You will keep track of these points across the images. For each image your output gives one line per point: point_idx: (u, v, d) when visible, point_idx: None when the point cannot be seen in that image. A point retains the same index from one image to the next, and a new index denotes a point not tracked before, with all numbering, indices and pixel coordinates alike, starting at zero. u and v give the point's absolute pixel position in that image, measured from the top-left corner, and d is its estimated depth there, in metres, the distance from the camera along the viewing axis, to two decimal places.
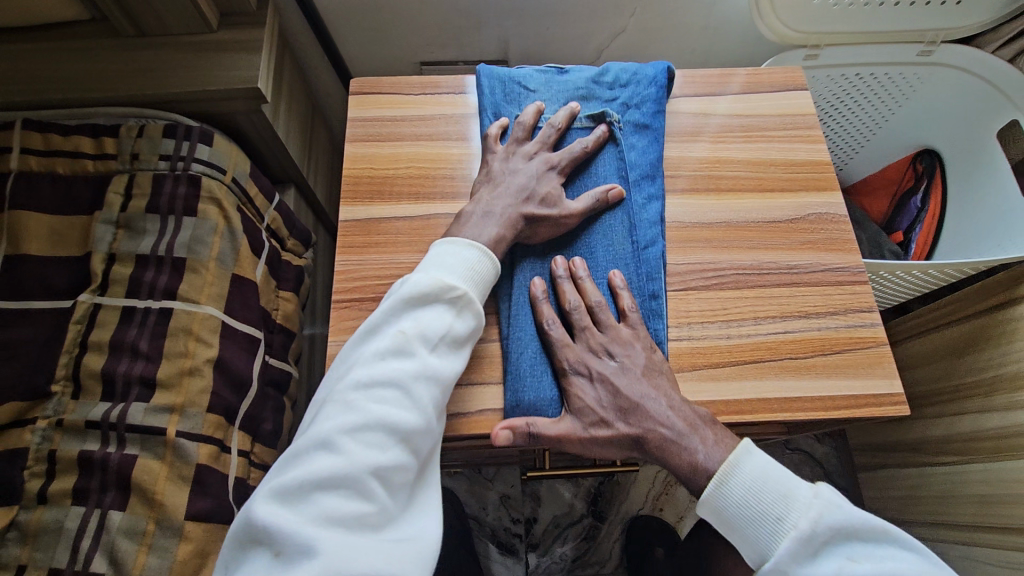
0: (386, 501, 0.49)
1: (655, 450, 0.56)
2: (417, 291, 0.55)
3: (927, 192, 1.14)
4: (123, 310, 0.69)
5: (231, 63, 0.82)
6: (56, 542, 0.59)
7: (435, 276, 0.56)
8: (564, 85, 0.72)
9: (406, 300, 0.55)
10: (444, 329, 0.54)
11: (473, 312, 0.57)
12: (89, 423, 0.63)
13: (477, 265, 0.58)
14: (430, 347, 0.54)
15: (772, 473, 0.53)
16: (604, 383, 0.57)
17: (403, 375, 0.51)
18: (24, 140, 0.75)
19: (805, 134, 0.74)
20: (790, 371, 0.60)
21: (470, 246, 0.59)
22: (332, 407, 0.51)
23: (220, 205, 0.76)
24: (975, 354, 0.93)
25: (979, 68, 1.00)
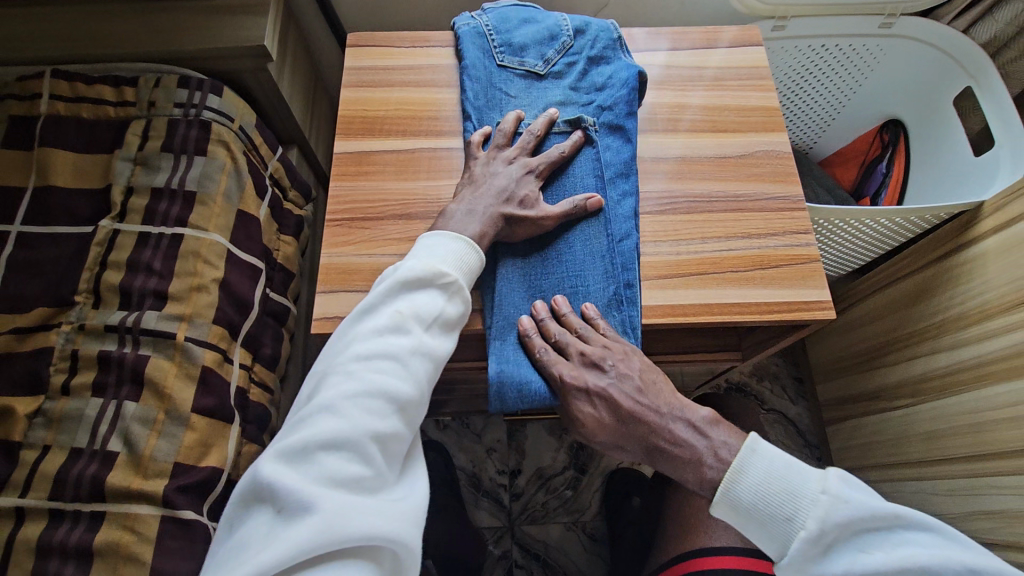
0: (384, 466, 0.50)
1: (668, 462, 0.60)
2: (411, 275, 0.58)
3: (891, 159, 1.21)
4: (139, 234, 0.77)
5: (240, 24, 0.91)
6: (77, 426, 0.66)
7: (427, 264, 0.59)
8: (543, 91, 0.76)
9: (402, 282, 0.57)
10: (438, 309, 0.57)
11: (462, 297, 0.60)
12: (107, 326, 0.71)
13: (465, 256, 0.62)
14: (425, 326, 0.56)
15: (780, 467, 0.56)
16: (605, 398, 0.60)
17: (402, 349, 0.54)
18: (54, 87, 0.83)
19: (760, 84, 0.80)
20: (730, 283, 0.66)
21: (458, 240, 0.62)
22: (333, 378, 0.52)
23: (228, 148, 0.85)
24: (923, 304, 0.99)
25: (939, 39, 1.07)
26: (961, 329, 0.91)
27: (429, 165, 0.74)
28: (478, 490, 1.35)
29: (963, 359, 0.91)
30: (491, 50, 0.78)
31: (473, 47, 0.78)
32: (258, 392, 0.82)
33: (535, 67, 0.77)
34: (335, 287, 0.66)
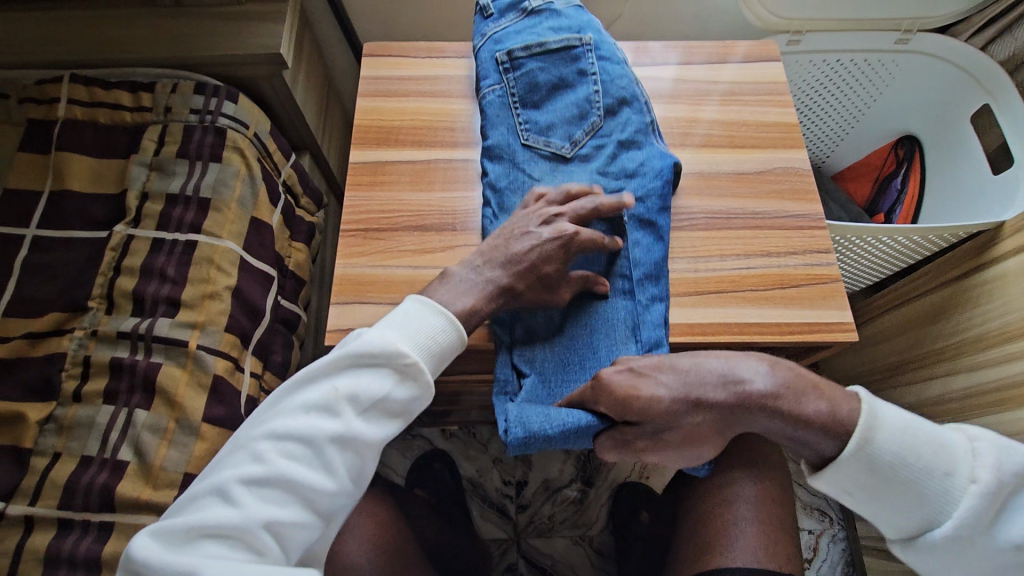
0: (272, 556, 0.48)
1: (762, 402, 0.52)
2: (365, 349, 0.50)
3: (906, 175, 1.20)
4: (153, 240, 0.77)
5: (257, 31, 0.91)
6: (88, 433, 0.66)
7: (385, 339, 0.51)
8: (570, 176, 0.68)
9: (348, 357, 0.50)
10: (377, 395, 0.50)
11: (420, 383, 0.51)
12: (120, 333, 0.70)
13: (439, 332, 0.53)
14: (358, 411, 0.50)
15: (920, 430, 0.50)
16: (660, 368, 0.54)
17: (320, 435, 0.49)
18: (71, 91, 0.83)
19: (778, 99, 0.80)
20: (746, 302, 0.66)
21: (440, 314, 0.54)
22: (243, 451, 0.50)
23: (243, 155, 0.85)
24: (942, 322, 0.98)
25: (957, 57, 1.06)
26: (979, 350, 0.90)
27: (444, 176, 0.73)
28: (485, 502, 1.36)
29: (982, 380, 0.90)
30: (513, 101, 0.71)
31: (495, 99, 0.71)
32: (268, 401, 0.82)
33: (561, 149, 0.69)
34: (349, 299, 0.65)
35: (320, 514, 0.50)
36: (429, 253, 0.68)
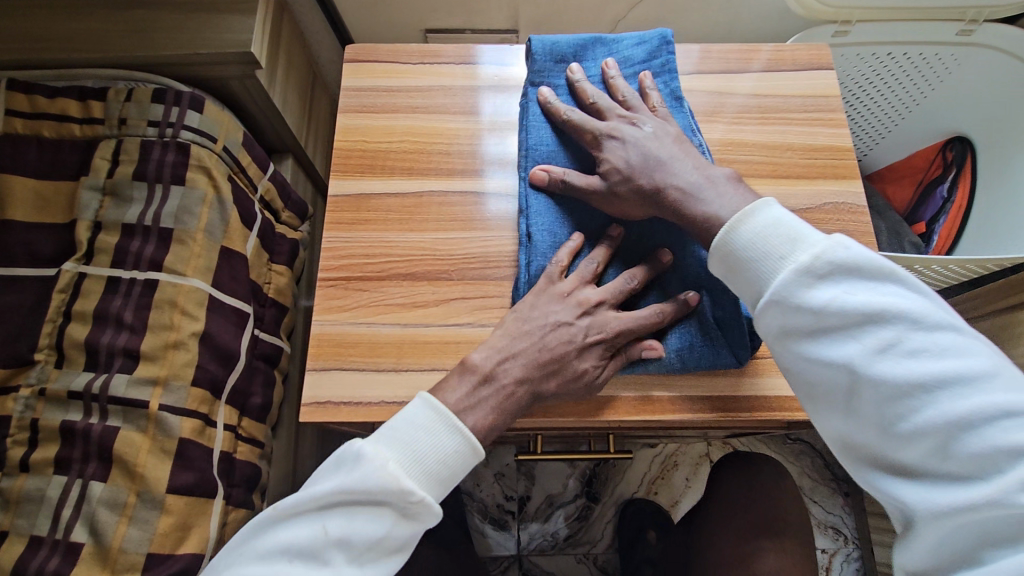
0: None
1: (670, 207, 0.54)
2: (360, 488, 0.44)
3: (954, 182, 1.08)
4: (108, 279, 0.68)
5: (225, 25, 0.78)
6: (37, 510, 0.59)
7: (388, 474, 0.45)
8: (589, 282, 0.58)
9: (344, 493, 0.45)
10: (372, 538, 0.45)
11: (427, 515, 0.46)
12: (71, 393, 0.62)
13: (455, 456, 0.48)
14: (349, 555, 0.45)
15: (748, 275, 0.48)
16: (637, 146, 0.56)
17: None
18: (10, 101, 0.73)
19: (827, 117, 0.69)
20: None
21: (454, 432, 0.48)
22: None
23: (210, 174, 0.74)
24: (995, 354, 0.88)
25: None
26: None
27: (439, 213, 0.63)
28: (486, 516, 1.30)
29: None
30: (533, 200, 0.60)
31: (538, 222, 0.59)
32: (247, 451, 0.75)
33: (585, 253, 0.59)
34: (328, 365, 0.57)
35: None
36: (421, 308, 0.59)
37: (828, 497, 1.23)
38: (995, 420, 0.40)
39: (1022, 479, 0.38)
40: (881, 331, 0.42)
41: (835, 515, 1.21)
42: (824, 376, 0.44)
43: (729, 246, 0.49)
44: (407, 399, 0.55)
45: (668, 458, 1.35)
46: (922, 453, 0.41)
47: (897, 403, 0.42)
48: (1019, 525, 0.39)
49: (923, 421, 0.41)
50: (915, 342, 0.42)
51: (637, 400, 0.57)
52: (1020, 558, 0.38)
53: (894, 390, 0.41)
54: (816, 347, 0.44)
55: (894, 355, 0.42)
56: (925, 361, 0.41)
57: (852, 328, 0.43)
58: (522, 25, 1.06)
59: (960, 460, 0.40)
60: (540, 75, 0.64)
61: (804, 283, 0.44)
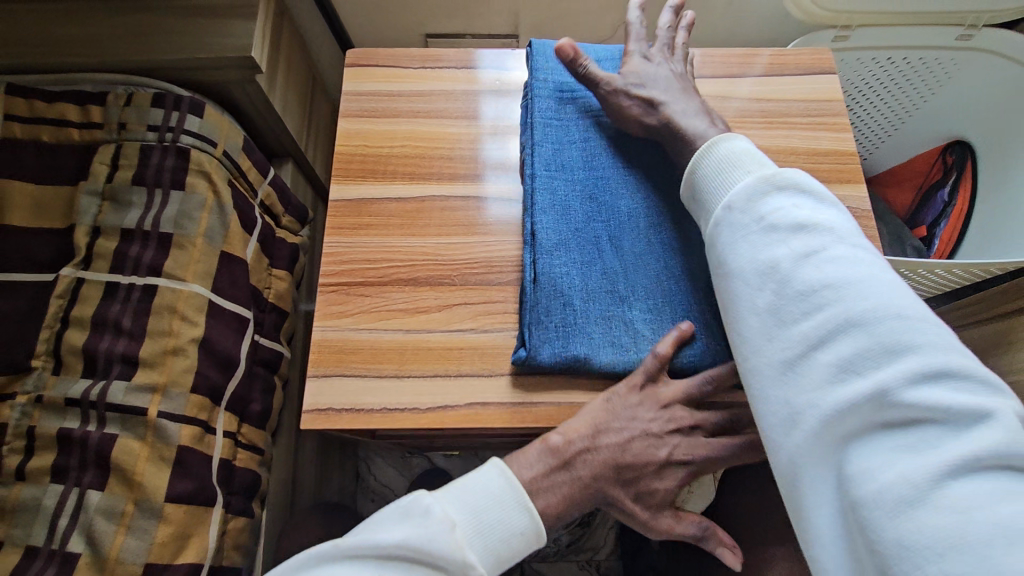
0: None
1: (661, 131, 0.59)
2: (427, 548, 0.43)
3: (954, 185, 1.07)
4: (106, 285, 0.67)
5: (224, 29, 0.78)
6: (33, 520, 0.58)
7: (456, 544, 0.43)
8: (600, 280, 0.57)
9: (410, 550, 0.43)
10: None
11: None
12: (68, 400, 0.61)
13: (520, 538, 0.46)
14: None
15: (710, 195, 0.52)
16: (654, 76, 0.60)
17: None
18: (8, 106, 0.72)
19: (830, 121, 0.69)
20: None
21: (525, 512, 0.47)
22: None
23: (210, 179, 0.74)
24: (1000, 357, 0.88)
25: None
26: None
27: (442, 217, 0.63)
28: None
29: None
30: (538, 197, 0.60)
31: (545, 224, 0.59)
32: (246, 459, 0.74)
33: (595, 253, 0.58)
34: (330, 371, 0.56)
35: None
36: (423, 313, 0.58)
37: None
38: (899, 326, 0.39)
39: (906, 375, 0.38)
40: (807, 237, 0.44)
41: None
42: (746, 277, 0.46)
43: (698, 175, 0.53)
44: (410, 405, 0.55)
45: None
46: (826, 354, 0.41)
47: (804, 300, 0.42)
48: (910, 433, 0.37)
49: (828, 319, 0.41)
50: (835, 252, 0.43)
51: None
52: (894, 465, 0.37)
53: (805, 288, 0.42)
54: (744, 249, 0.47)
55: (815, 261, 0.43)
56: (837, 267, 0.42)
57: (781, 233, 0.45)
58: (522, 29, 1.06)
59: (848, 362, 0.40)
60: (541, 80, 0.65)
61: (750, 197, 0.48)
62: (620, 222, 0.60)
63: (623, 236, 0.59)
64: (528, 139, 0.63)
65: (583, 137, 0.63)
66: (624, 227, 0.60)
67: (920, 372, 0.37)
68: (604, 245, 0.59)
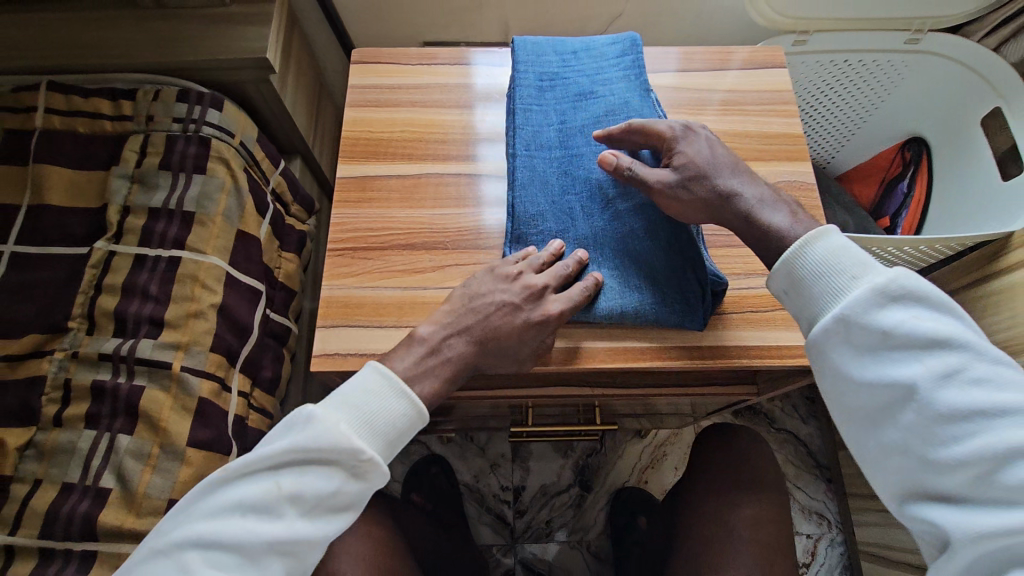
0: None
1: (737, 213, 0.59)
2: (310, 447, 0.47)
3: (913, 178, 1.18)
4: (135, 256, 0.75)
5: (241, 34, 0.87)
6: (69, 460, 0.64)
7: (341, 437, 0.48)
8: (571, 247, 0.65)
9: (297, 451, 0.48)
10: (323, 494, 0.48)
11: (376, 474, 0.50)
12: (101, 355, 0.68)
13: (399, 418, 0.51)
14: (301, 510, 0.48)
15: (816, 293, 0.51)
16: (709, 154, 0.62)
17: (254, 542, 0.46)
18: (49, 100, 0.81)
19: (781, 108, 0.77)
20: (756, 324, 0.64)
21: (401, 396, 0.52)
22: (168, 556, 0.46)
23: (228, 165, 0.82)
24: None
25: (986, 70, 1.01)
26: None
27: (436, 191, 0.71)
28: (482, 506, 1.35)
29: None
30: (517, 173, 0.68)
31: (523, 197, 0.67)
32: (258, 419, 0.80)
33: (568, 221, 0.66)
34: (337, 322, 0.63)
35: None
36: (420, 273, 0.66)
37: (810, 483, 1.28)
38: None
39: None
40: (945, 356, 0.46)
41: (820, 501, 1.26)
42: (876, 391, 0.47)
43: (797, 270, 0.53)
44: None
45: (658, 447, 1.41)
46: (953, 461, 0.44)
47: (950, 419, 0.45)
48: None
49: (974, 442, 0.44)
50: (974, 373, 0.45)
51: (612, 350, 0.63)
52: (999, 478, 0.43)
53: (955, 413, 0.45)
54: (875, 364, 0.47)
55: (957, 383, 0.45)
56: (983, 390, 0.45)
57: (917, 351, 0.46)
58: (512, 37, 1.16)
59: (1009, 488, 0.43)
60: (524, 73, 0.73)
61: (877, 305, 0.47)
62: (591, 196, 0.66)
63: (593, 205, 0.66)
64: (511, 123, 0.71)
65: (561, 119, 0.71)
66: (593, 199, 0.66)
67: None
68: (577, 214, 0.66)
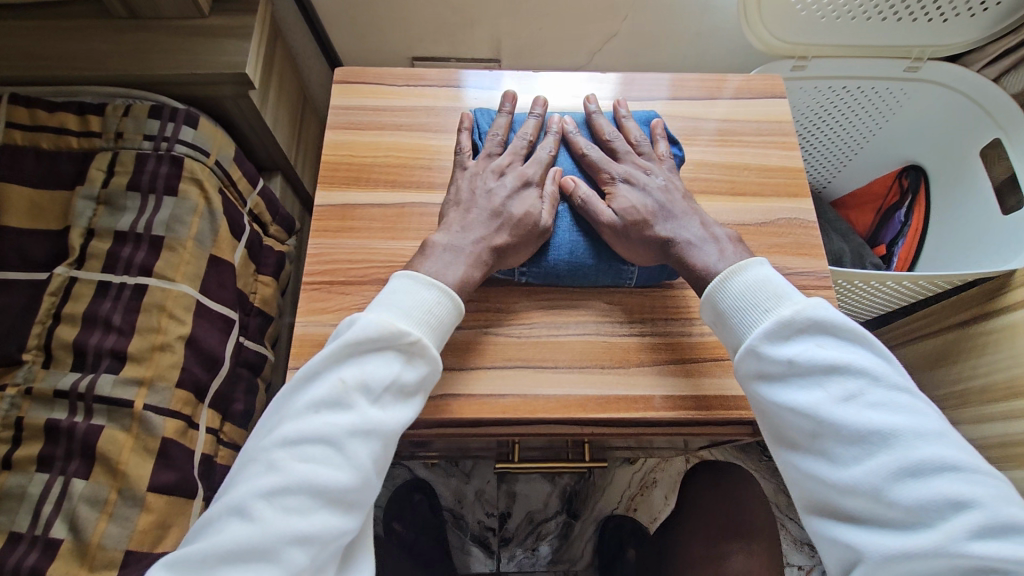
0: (336, 468, 0.46)
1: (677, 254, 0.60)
2: (378, 337, 0.50)
3: (910, 208, 1.15)
4: (99, 283, 0.70)
5: (221, 48, 0.83)
6: (18, 506, 0.60)
7: (385, 327, 0.50)
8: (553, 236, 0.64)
9: (349, 347, 0.49)
10: (387, 378, 0.49)
11: (428, 361, 0.52)
12: (57, 392, 0.64)
13: (435, 306, 0.54)
14: (372, 399, 0.49)
15: (736, 325, 0.54)
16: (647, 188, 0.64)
17: (337, 431, 0.47)
18: (10, 114, 0.76)
19: (780, 141, 0.75)
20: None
21: (429, 286, 0.54)
22: (255, 463, 0.46)
23: (202, 186, 0.78)
24: (962, 363, 0.93)
25: (979, 94, 1.00)
26: (996, 400, 0.87)
27: (420, 223, 0.67)
28: (466, 534, 1.31)
29: (996, 433, 0.87)
30: None
31: None
32: (228, 456, 0.76)
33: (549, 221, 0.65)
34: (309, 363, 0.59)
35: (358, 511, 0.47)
36: None
37: None
38: (936, 469, 0.44)
39: (969, 530, 0.42)
40: (845, 382, 0.48)
41: None
42: (788, 415, 0.49)
43: (739, 291, 0.54)
44: None
45: (647, 474, 1.38)
46: (853, 480, 0.45)
47: (852, 435, 0.46)
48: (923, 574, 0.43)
49: (872, 461, 0.45)
50: (873, 396, 0.47)
51: (602, 399, 0.60)
52: (898, 509, 0.44)
53: (853, 434, 0.46)
54: (784, 391, 0.49)
55: (857, 405, 0.47)
56: (880, 412, 0.46)
57: (819, 376, 0.48)
58: (504, 53, 1.12)
59: (905, 507, 0.44)
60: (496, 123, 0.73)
61: (789, 327, 0.50)
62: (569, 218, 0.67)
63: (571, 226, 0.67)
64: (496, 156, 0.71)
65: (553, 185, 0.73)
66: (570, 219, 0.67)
67: (979, 527, 0.42)
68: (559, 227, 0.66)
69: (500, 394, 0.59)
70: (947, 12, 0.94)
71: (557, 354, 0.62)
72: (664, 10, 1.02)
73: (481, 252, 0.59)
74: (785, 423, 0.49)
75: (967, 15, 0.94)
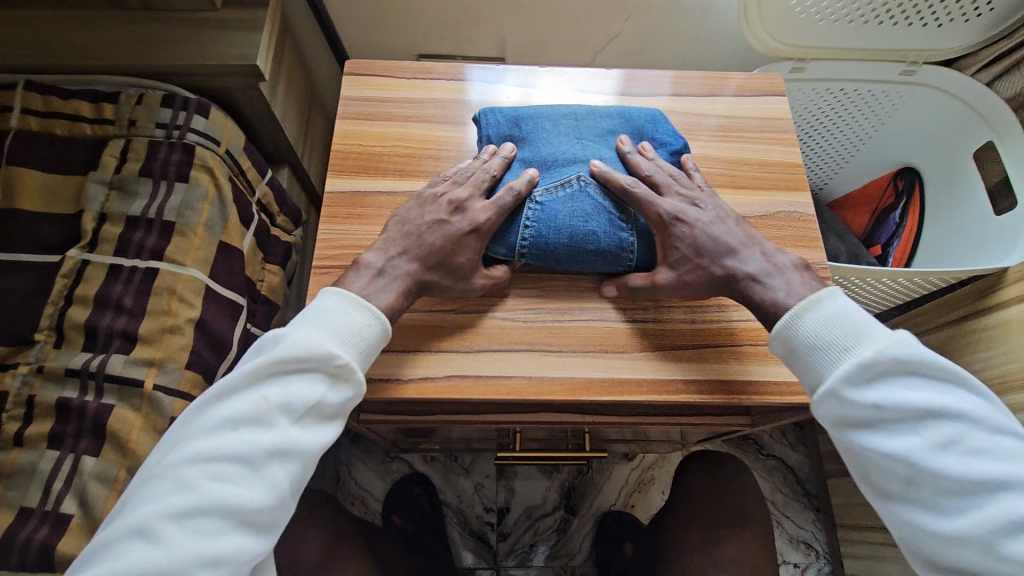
0: (251, 491, 0.46)
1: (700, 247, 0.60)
2: (303, 356, 0.50)
3: (904, 210, 1.17)
4: (110, 266, 0.71)
5: (232, 40, 0.85)
6: (29, 482, 0.61)
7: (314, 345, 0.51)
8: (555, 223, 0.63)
9: (274, 363, 0.50)
10: (311, 400, 0.50)
11: (353, 383, 0.52)
12: (68, 371, 0.65)
13: (367, 331, 0.54)
14: (293, 419, 0.49)
15: (818, 366, 0.52)
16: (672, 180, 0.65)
17: (256, 454, 0.47)
18: (26, 101, 0.77)
19: (780, 136, 0.77)
20: (763, 358, 0.63)
21: (363, 310, 0.54)
22: (163, 482, 0.46)
23: (212, 174, 0.79)
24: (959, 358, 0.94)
25: (977, 101, 1.02)
26: None
27: None
28: (465, 528, 1.32)
29: None
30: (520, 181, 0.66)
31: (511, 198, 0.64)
32: None
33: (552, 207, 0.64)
34: None
35: (267, 531, 0.48)
36: None
37: (798, 512, 1.27)
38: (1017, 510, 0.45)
39: None
40: (919, 383, 0.50)
41: (807, 531, 1.24)
42: (869, 417, 0.49)
43: (812, 328, 0.53)
44: (393, 376, 0.60)
45: (645, 470, 1.39)
46: (937, 477, 0.47)
47: (945, 476, 0.47)
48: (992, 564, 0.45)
49: (953, 457, 0.47)
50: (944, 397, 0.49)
51: (606, 381, 0.61)
52: (969, 503, 0.46)
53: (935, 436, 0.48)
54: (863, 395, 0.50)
55: (954, 450, 0.47)
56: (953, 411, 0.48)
57: (898, 380, 0.50)
58: (508, 51, 1.14)
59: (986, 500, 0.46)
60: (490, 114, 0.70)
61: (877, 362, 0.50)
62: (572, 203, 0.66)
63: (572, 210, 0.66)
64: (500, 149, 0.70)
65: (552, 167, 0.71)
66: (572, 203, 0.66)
67: None
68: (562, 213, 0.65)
69: (506, 375, 0.61)
70: (941, 17, 0.96)
71: (563, 339, 0.63)
72: (666, 11, 1.04)
73: (402, 276, 0.58)
74: (860, 424, 0.50)
75: (962, 21, 0.97)
